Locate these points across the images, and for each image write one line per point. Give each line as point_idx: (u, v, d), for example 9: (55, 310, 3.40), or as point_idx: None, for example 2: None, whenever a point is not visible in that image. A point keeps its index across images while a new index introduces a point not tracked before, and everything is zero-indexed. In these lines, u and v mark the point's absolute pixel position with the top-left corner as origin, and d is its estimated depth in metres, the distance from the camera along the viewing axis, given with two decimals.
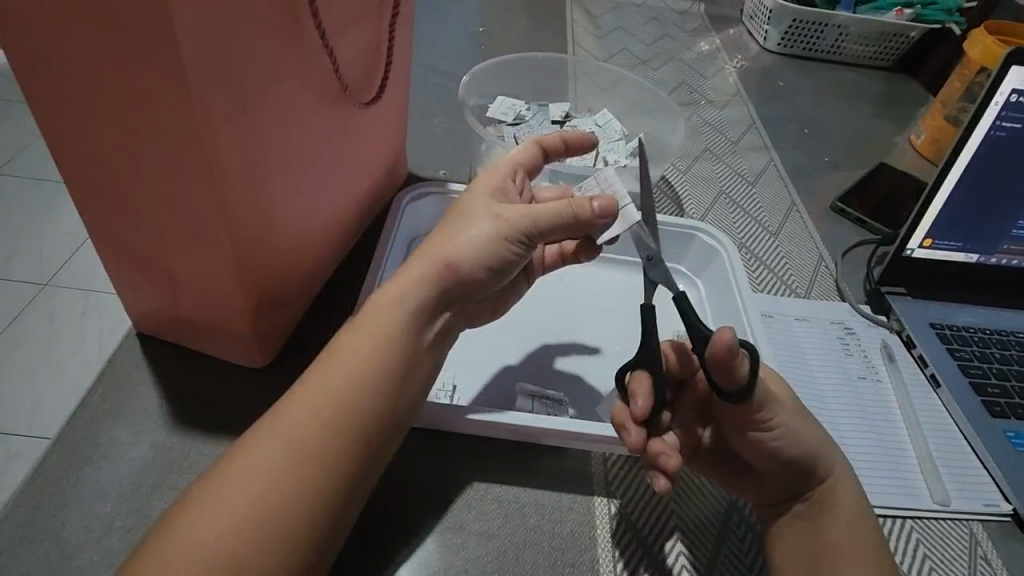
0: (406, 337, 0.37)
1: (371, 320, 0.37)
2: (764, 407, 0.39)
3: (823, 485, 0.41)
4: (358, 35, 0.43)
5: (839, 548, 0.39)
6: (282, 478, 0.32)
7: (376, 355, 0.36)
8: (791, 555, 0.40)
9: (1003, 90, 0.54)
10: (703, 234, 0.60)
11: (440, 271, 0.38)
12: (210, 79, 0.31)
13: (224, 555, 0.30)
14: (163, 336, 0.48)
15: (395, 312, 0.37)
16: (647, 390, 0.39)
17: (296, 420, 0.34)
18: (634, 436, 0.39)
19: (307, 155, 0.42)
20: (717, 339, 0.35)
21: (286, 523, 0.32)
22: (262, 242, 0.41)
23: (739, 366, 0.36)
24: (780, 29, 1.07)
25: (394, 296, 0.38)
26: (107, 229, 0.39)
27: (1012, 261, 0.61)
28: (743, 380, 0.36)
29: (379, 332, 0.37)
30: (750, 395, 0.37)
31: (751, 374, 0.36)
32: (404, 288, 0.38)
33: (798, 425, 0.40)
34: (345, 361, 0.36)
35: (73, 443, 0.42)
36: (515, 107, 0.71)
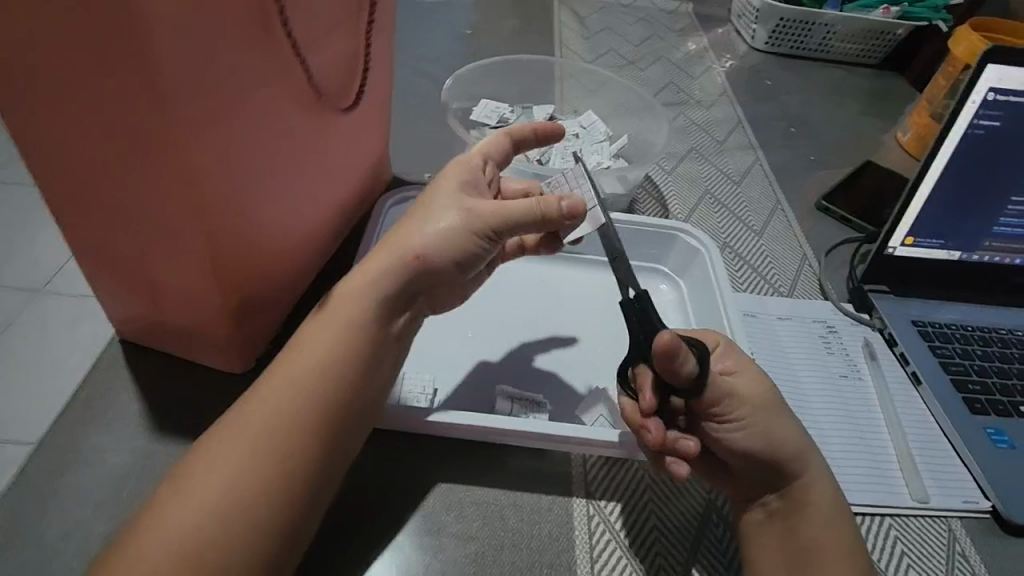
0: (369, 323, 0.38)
1: (339, 303, 0.38)
2: (722, 401, 0.41)
3: (797, 484, 0.41)
4: (335, 43, 0.44)
5: (813, 549, 0.40)
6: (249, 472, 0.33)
7: (344, 336, 0.37)
8: (766, 553, 0.40)
9: (980, 89, 0.54)
10: (684, 235, 0.60)
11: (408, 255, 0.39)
12: (182, 91, 0.32)
13: (194, 542, 0.31)
14: (144, 342, 0.48)
15: (361, 297, 0.38)
16: (653, 384, 0.39)
17: (265, 412, 0.34)
18: (655, 433, 0.39)
19: (284, 163, 0.43)
20: (658, 341, 0.36)
21: (254, 515, 0.32)
22: (240, 249, 0.41)
23: (684, 363, 0.37)
24: (768, 28, 1.07)
25: (360, 287, 0.38)
26: (87, 236, 0.40)
27: (995, 258, 0.61)
28: (692, 375, 0.38)
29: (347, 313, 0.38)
30: (701, 384, 0.38)
31: (696, 367, 0.38)
32: (372, 273, 0.39)
33: (765, 417, 0.41)
34: (310, 355, 0.36)
35: (55, 450, 0.43)
36: (499, 109, 0.71)
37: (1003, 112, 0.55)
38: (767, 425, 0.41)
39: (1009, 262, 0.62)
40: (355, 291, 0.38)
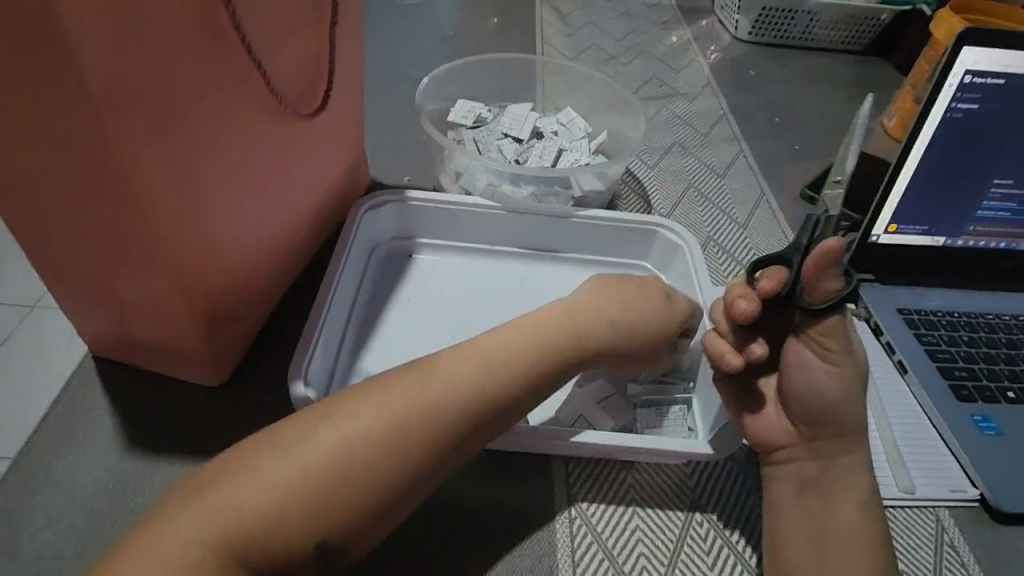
0: (512, 386, 0.39)
1: (474, 356, 0.39)
2: (833, 338, 0.40)
3: (829, 476, 0.41)
4: (293, 48, 0.43)
5: (835, 537, 0.39)
6: (354, 477, 0.33)
7: (460, 393, 0.37)
8: (799, 534, 0.40)
9: (956, 72, 0.53)
10: (665, 230, 0.59)
11: (557, 354, 0.41)
12: (125, 101, 0.31)
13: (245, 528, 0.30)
14: (117, 357, 0.47)
15: (495, 354, 0.39)
16: (779, 282, 0.40)
17: (386, 429, 0.34)
18: (747, 311, 0.40)
19: (246, 170, 0.42)
20: (829, 244, 0.37)
21: (340, 523, 0.32)
22: (206, 258, 0.40)
23: (830, 277, 0.38)
24: (751, 18, 1.06)
25: (472, 369, 0.38)
26: (45, 252, 0.39)
27: (980, 242, 0.61)
28: (833, 294, 0.38)
29: (488, 369, 0.38)
30: (830, 308, 0.39)
31: (844, 291, 0.38)
32: (515, 342, 0.40)
33: (854, 380, 0.41)
34: (398, 407, 0.35)
35: (27, 469, 0.42)
36: (476, 109, 0.70)
37: (981, 94, 0.54)
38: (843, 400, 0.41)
39: (994, 245, 0.61)
40: (468, 369, 0.38)
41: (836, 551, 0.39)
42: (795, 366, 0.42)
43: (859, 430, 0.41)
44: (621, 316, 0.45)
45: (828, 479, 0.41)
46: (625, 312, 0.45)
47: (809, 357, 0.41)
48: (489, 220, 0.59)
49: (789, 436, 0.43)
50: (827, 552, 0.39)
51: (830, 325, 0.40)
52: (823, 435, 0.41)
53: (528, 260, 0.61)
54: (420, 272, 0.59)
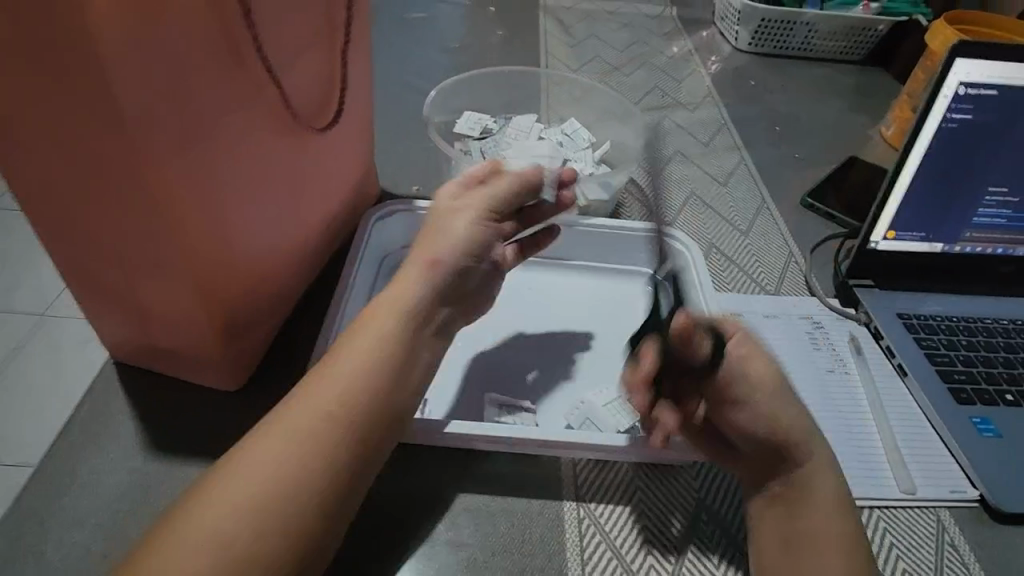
0: (402, 329, 0.41)
1: (375, 329, 0.40)
2: (731, 385, 0.43)
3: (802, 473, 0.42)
4: (308, 64, 0.45)
5: (810, 538, 0.40)
6: (312, 459, 0.35)
7: (374, 346, 0.40)
8: (771, 536, 0.41)
9: (950, 83, 0.55)
10: (670, 237, 0.61)
11: (410, 308, 0.42)
12: (151, 116, 0.33)
13: (221, 542, 0.32)
14: (138, 363, 0.49)
15: (389, 326, 0.41)
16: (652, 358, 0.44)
17: (326, 409, 0.36)
18: (640, 398, 0.44)
19: (263, 181, 0.43)
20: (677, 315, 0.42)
21: (316, 508, 0.34)
22: (225, 267, 0.42)
23: (698, 345, 0.42)
24: (750, 29, 1.08)
25: (384, 312, 0.42)
26: (73, 264, 0.41)
27: (977, 248, 0.62)
28: (706, 351, 0.43)
29: (391, 340, 0.40)
30: (715, 362, 0.43)
31: (712, 347, 0.43)
32: (404, 302, 0.42)
33: (773, 401, 0.44)
34: (326, 390, 0.37)
35: (53, 471, 0.44)
36: (482, 121, 0.72)
37: (974, 105, 0.56)
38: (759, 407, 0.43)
39: (991, 251, 0.62)
40: (376, 329, 0.40)
41: (808, 551, 0.40)
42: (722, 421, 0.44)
43: (793, 426, 0.43)
44: (436, 257, 0.45)
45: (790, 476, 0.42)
46: (449, 243, 0.46)
47: (728, 412, 0.44)
48: None
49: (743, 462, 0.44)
50: (805, 552, 0.40)
51: (727, 376, 0.43)
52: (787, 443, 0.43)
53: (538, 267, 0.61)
54: None
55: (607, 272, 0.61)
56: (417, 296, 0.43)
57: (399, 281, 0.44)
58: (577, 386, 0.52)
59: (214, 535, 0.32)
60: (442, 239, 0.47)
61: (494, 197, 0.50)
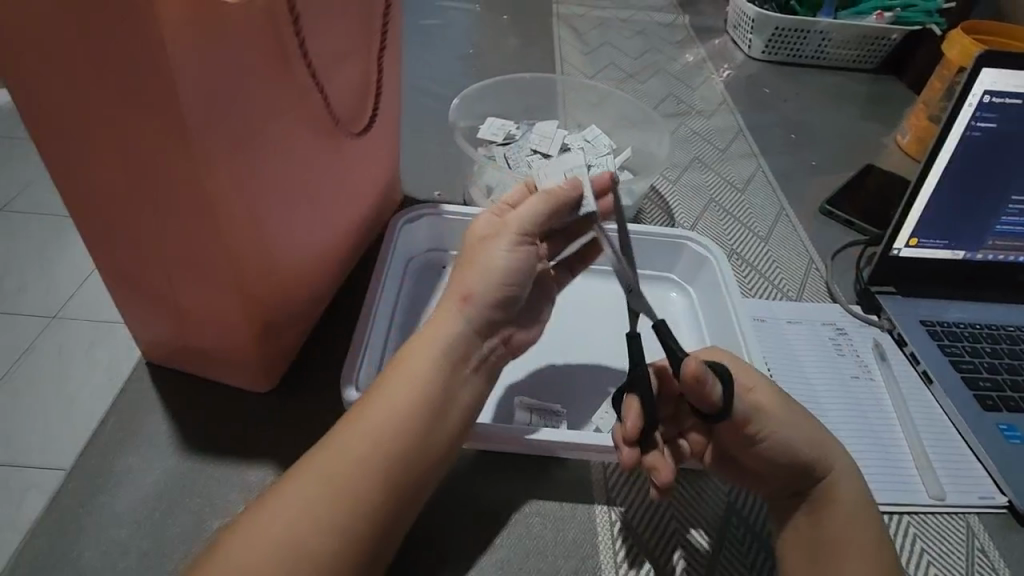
0: (444, 365, 0.39)
1: (418, 361, 0.39)
2: (752, 423, 0.41)
3: (824, 482, 0.42)
4: (347, 70, 0.45)
5: (834, 545, 0.40)
6: (370, 474, 0.36)
7: (425, 376, 0.39)
8: (794, 544, 0.41)
9: (976, 92, 0.55)
10: (694, 243, 0.61)
11: (447, 347, 0.40)
12: (207, 123, 0.33)
13: (293, 554, 0.33)
14: (171, 364, 0.49)
15: (433, 361, 0.39)
16: (640, 414, 0.41)
17: (377, 431, 0.37)
18: (627, 457, 0.41)
19: (303, 186, 0.44)
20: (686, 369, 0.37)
21: (376, 518, 0.35)
22: (264, 270, 0.42)
23: (710, 392, 0.38)
24: (764, 38, 1.09)
25: (429, 341, 0.40)
26: (116, 265, 0.41)
27: (1000, 256, 0.62)
28: (717, 402, 0.39)
29: (431, 376, 0.39)
30: (726, 413, 0.39)
31: (723, 396, 0.39)
32: (446, 336, 0.40)
33: (796, 427, 0.42)
34: (379, 409, 0.37)
35: (89, 471, 0.44)
36: (505, 126, 0.73)
37: (999, 114, 0.57)
38: (788, 433, 0.41)
39: (1013, 259, 0.63)
40: (424, 359, 0.39)
41: (831, 561, 0.39)
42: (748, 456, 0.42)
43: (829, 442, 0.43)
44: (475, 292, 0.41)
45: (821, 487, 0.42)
46: (481, 277, 0.42)
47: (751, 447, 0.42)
48: None
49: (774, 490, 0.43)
50: (829, 561, 0.39)
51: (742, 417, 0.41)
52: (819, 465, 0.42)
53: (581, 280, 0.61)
54: None
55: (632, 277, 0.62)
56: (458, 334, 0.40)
57: (440, 311, 0.42)
58: (604, 390, 0.52)
59: (284, 550, 0.33)
60: (478, 268, 0.42)
61: (528, 219, 0.44)
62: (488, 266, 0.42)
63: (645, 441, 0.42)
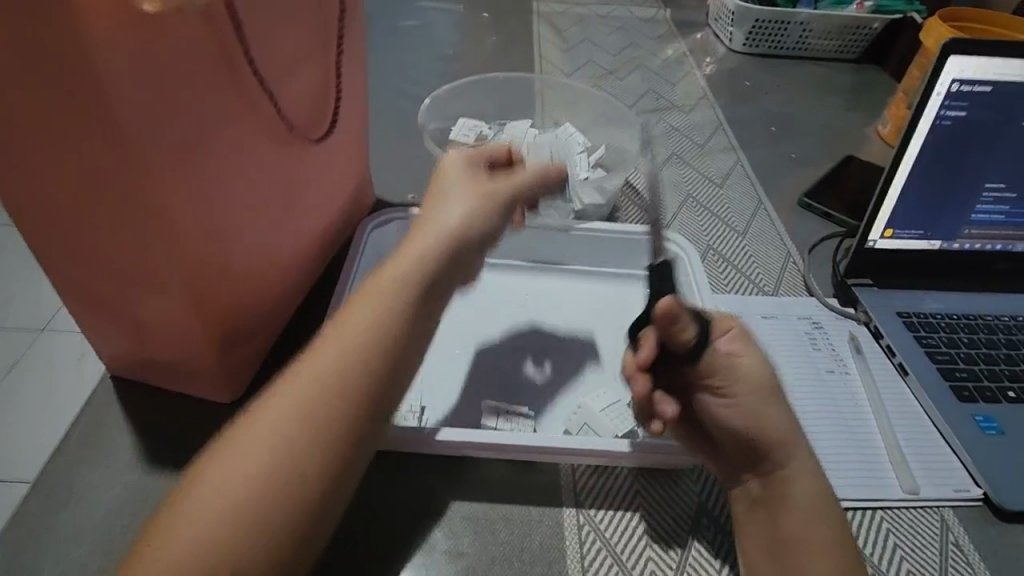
0: (397, 320, 0.37)
1: (352, 325, 0.37)
2: (715, 374, 0.43)
3: (781, 475, 0.42)
4: (301, 76, 0.45)
5: (791, 542, 0.41)
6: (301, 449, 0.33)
7: (374, 326, 0.37)
8: (755, 541, 0.42)
9: (944, 81, 0.55)
10: (665, 241, 0.61)
11: (398, 298, 0.38)
12: (148, 132, 0.33)
13: (225, 524, 0.31)
14: (134, 376, 0.49)
15: (371, 330, 0.37)
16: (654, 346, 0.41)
17: (327, 378, 0.35)
18: (642, 386, 0.41)
19: (259, 191, 0.44)
20: (660, 306, 0.38)
21: (307, 498, 0.32)
22: (220, 278, 0.42)
23: (682, 329, 0.40)
24: (744, 30, 1.09)
25: (379, 288, 0.38)
26: (68, 278, 0.41)
27: (976, 245, 0.62)
28: (689, 339, 0.40)
29: (380, 325, 0.37)
30: (697, 351, 0.41)
31: (696, 334, 0.41)
32: (401, 283, 0.38)
33: (754, 403, 0.43)
34: (324, 360, 0.35)
35: (51, 487, 0.43)
36: (477, 127, 0.72)
37: (969, 101, 0.56)
38: (755, 408, 0.43)
39: (990, 248, 0.62)
40: (374, 307, 0.37)
41: (791, 558, 0.40)
42: (705, 415, 0.44)
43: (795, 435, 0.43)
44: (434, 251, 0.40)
45: (777, 484, 0.42)
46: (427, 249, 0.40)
47: (710, 402, 0.44)
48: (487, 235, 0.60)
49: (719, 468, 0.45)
50: (792, 555, 0.40)
51: (708, 367, 0.42)
52: (768, 453, 0.42)
53: (564, 278, 0.61)
54: None
55: (611, 275, 0.62)
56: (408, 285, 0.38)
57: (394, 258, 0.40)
58: (574, 393, 0.52)
59: (211, 536, 0.30)
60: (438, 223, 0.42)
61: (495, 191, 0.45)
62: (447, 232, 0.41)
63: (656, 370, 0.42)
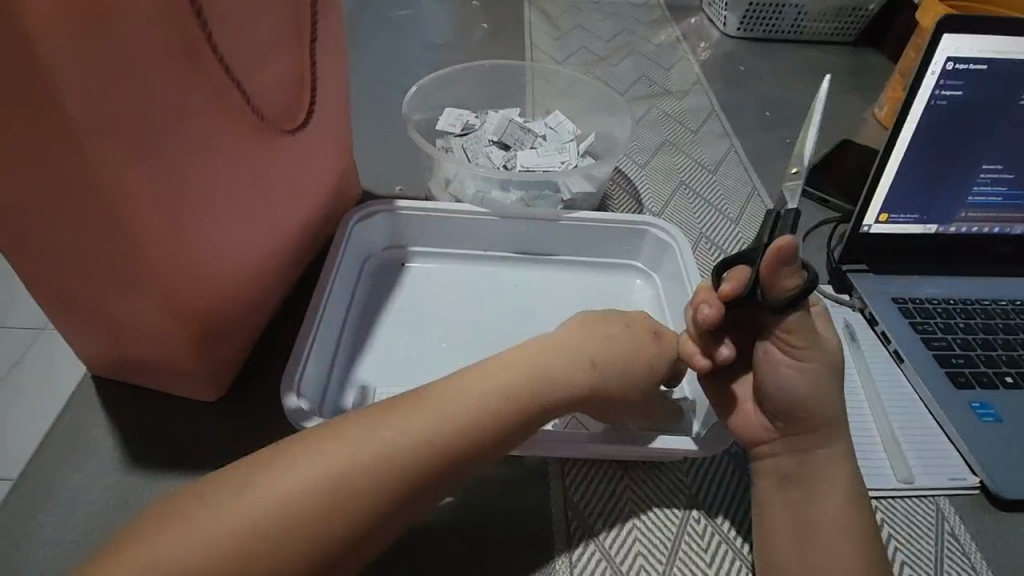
0: (484, 424, 0.38)
1: (423, 410, 0.37)
2: (797, 333, 0.40)
3: (811, 459, 0.41)
4: (272, 64, 0.43)
5: (818, 523, 0.39)
6: (375, 485, 0.33)
7: (461, 415, 0.37)
8: (780, 527, 0.40)
9: (938, 59, 0.53)
10: (653, 229, 0.59)
11: (484, 400, 0.38)
12: (107, 128, 0.32)
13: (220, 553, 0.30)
14: (114, 376, 0.48)
15: (458, 415, 0.37)
16: (743, 282, 0.40)
17: (391, 443, 0.35)
18: (709, 313, 0.40)
19: (232, 186, 0.42)
20: (775, 244, 0.36)
21: (306, 555, 0.31)
22: (194, 277, 0.41)
23: (786, 276, 0.37)
24: (738, 14, 1.07)
25: (472, 388, 0.39)
26: (38, 278, 0.40)
27: (973, 228, 0.61)
28: (789, 290, 0.38)
29: (467, 421, 0.37)
30: (787, 305, 0.38)
31: (799, 288, 0.38)
32: (502, 380, 0.40)
33: (823, 374, 0.41)
34: (403, 424, 0.36)
35: (29, 490, 0.43)
36: (463, 117, 0.71)
37: (964, 80, 0.55)
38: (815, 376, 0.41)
39: (987, 231, 0.61)
40: (469, 399, 0.38)
41: (810, 540, 0.39)
42: (765, 367, 0.42)
43: (838, 422, 0.41)
44: (545, 375, 0.41)
45: (803, 470, 0.41)
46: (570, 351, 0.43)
47: (777, 355, 0.41)
48: (479, 228, 0.60)
49: (766, 432, 0.43)
50: (812, 544, 0.39)
51: (792, 324, 0.40)
52: (801, 429, 0.41)
53: (555, 270, 0.61)
54: (410, 280, 0.59)
55: (604, 267, 0.61)
56: (492, 396, 0.39)
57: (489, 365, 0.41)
58: None
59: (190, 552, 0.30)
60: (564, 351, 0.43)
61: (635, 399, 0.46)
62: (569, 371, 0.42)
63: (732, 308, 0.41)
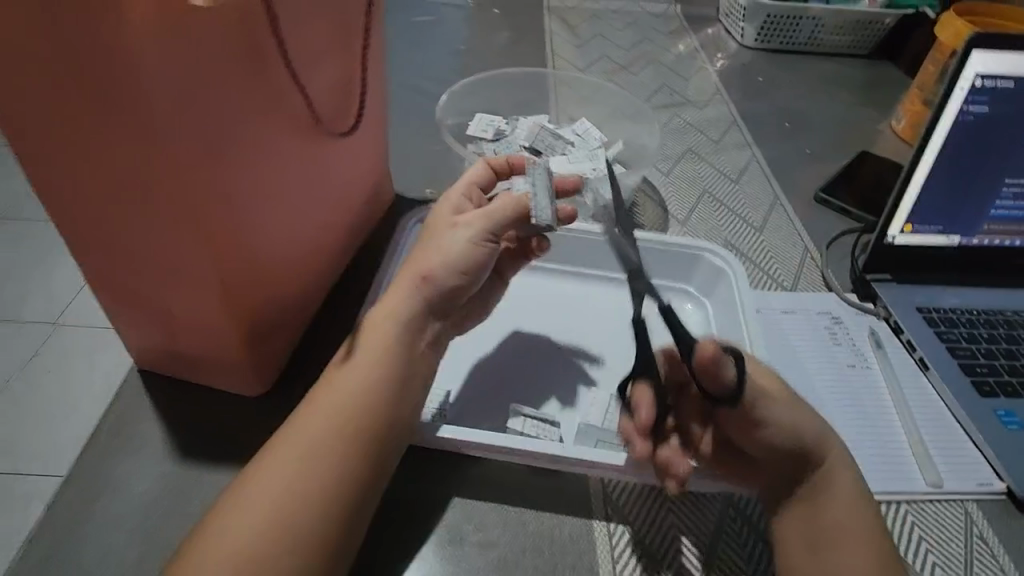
0: (399, 337, 0.43)
1: (362, 352, 0.42)
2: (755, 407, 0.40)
3: (824, 468, 0.42)
4: (328, 68, 0.45)
5: (837, 531, 0.40)
6: (334, 449, 0.38)
7: (387, 339, 0.42)
8: (796, 535, 0.41)
9: (967, 75, 0.55)
10: (711, 255, 0.60)
11: (406, 315, 0.43)
12: (187, 125, 0.33)
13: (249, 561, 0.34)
14: (161, 370, 0.49)
15: (379, 354, 0.42)
16: (649, 401, 0.42)
17: (340, 403, 0.40)
18: (641, 448, 0.42)
19: (285, 184, 0.44)
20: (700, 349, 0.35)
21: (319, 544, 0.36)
22: (248, 273, 0.42)
23: (724, 374, 0.36)
24: (756, 25, 1.08)
25: (389, 308, 0.44)
26: (101, 272, 0.41)
27: (995, 241, 0.62)
28: (731, 383, 0.37)
29: (391, 353, 0.42)
30: (737, 398, 0.37)
31: (738, 377, 0.36)
32: (402, 305, 0.44)
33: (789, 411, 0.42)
34: (347, 382, 0.41)
35: (84, 480, 0.44)
36: (495, 123, 0.72)
37: (990, 96, 0.56)
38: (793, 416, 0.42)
39: (1008, 244, 0.62)
40: (389, 320, 0.43)
41: (829, 550, 0.40)
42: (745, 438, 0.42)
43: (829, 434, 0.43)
44: (445, 260, 0.45)
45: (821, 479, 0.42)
46: (438, 259, 0.45)
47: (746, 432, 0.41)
48: None
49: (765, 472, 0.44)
50: (839, 546, 0.40)
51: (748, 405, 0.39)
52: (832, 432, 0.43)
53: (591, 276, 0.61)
54: None
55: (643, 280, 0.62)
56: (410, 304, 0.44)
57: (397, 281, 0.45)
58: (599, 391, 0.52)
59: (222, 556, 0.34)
60: (440, 237, 0.46)
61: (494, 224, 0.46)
62: (458, 243, 0.45)
63: (656, 431, 0.42)
